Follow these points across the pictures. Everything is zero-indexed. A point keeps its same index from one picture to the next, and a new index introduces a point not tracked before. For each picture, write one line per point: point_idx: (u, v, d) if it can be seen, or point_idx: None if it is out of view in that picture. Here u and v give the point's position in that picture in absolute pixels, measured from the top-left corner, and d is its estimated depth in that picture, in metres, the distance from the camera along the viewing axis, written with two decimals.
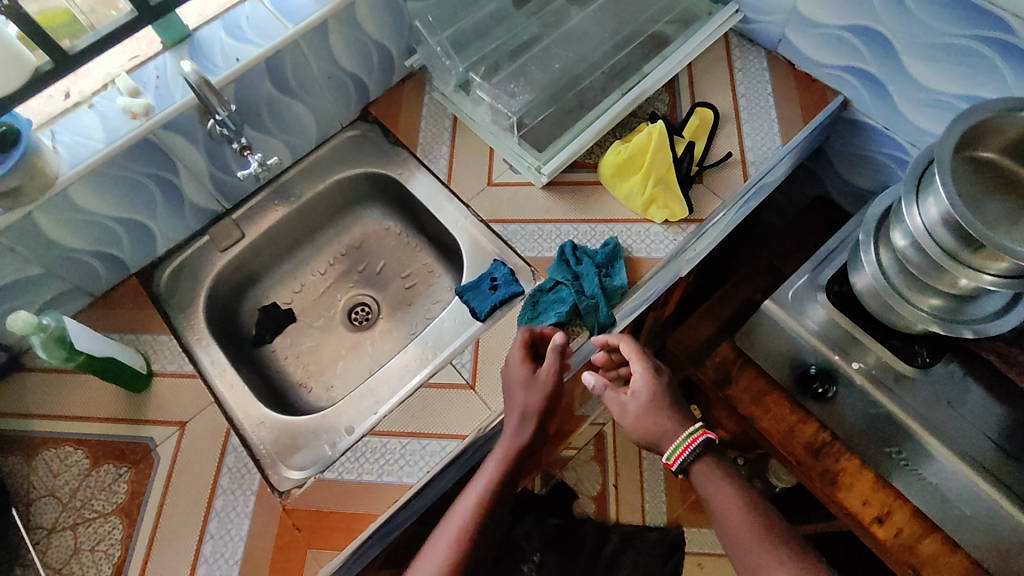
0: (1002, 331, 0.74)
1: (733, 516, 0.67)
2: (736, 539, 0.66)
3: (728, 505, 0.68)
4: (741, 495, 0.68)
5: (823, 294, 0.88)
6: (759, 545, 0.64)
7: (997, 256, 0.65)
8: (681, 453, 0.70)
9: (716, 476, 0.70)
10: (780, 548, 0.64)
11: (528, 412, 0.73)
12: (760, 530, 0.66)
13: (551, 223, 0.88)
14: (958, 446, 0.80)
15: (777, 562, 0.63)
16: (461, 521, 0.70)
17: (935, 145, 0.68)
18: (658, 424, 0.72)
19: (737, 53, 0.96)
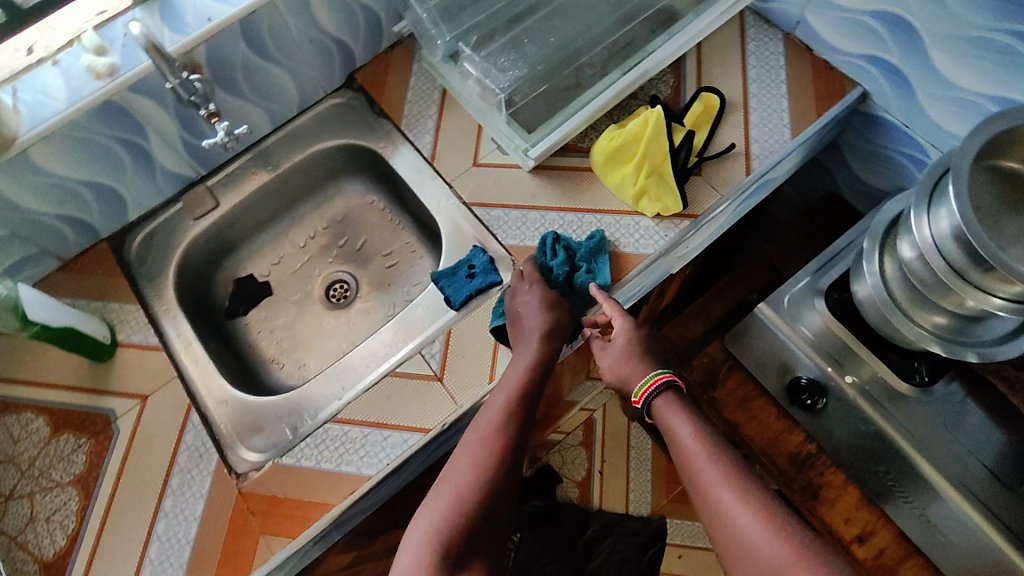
0: (1010, 356, 0.68)
1: (685, 441, 0.62)
2: (689, 467, 0.61)
3: (684, 437, 0.62)
4: (695, 420, 0.64)
5: (821, 299, 0.83)
6: (708, 465, 0.59)
7: (1009, 280, 0.59)
8: (646, 389, 0.67)
9: (674, 409, 0.65)
10: (732, 469, 0.59)
11: (545, 327, 0.72)
12: (718, 458, 0.60)
13: (536, 210, 0.83)
14: (948, 470, 0.75)
15: (726, 483, 0.58)
16: (489, 435, 0.62)
17: (953, 153, 0.62)
18: (629, 363, 0.70)
19: (751, 35, 0.89)
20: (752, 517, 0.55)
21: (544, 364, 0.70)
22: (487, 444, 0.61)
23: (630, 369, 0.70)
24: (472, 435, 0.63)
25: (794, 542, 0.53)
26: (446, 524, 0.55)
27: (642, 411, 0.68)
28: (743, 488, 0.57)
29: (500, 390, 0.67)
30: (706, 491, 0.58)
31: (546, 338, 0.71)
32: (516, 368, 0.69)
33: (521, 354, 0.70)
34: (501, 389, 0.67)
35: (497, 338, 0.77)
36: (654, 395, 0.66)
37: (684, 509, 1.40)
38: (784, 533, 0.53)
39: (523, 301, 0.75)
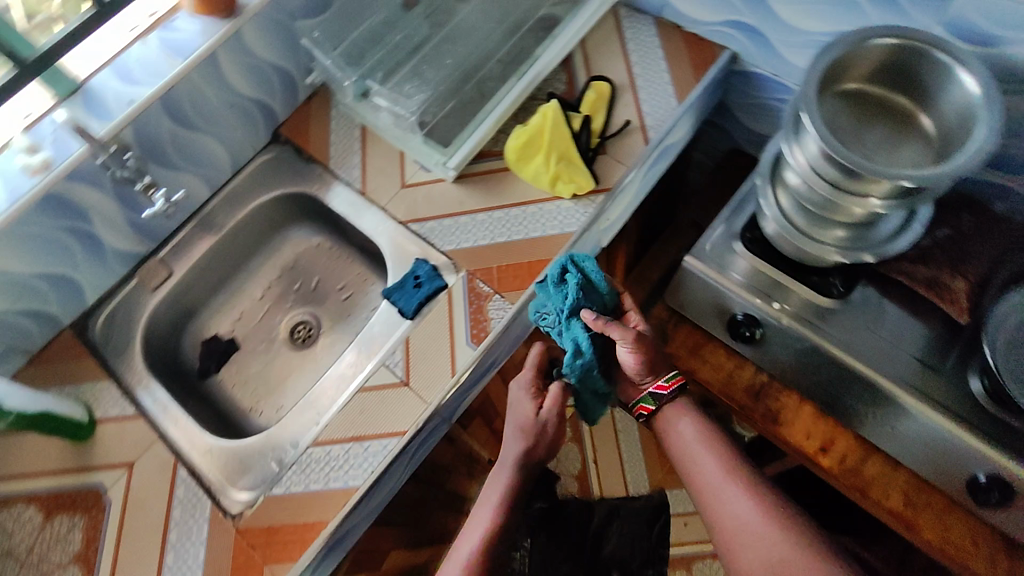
0: (901, 249, 0.77)
1: (691, 437, 0.75)
2: (696, 462, 0.74)
3: (693, 437, 0.75)
4: (699, 420, 0.76)
5: (738, 242, 0.89)
6: (715, 461, 0.73)
7: (875, 182, 0.67)
8: (674, 380, 0.75)
9: (683, 413, 0.77)
10: (732, 461, 0.73)
11: (523, 455, 0.74)
12: (721, 453, 0.74)
13: (466, 215, 0.89)
14: (891, 373, 0.78)
15: (730, 476, 0.72)
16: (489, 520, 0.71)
17: (800, 89, 0.71)
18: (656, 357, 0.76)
19: (627, 24, 0.99)
20: (747, 498, 0.70)
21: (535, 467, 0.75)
22: (480, 552, 0.69)
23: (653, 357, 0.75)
24: (483, 509, 0.72)
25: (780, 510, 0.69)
26: None
27: (667, 398, 0.76)
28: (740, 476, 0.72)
29: (488, 494, 0.74)
30: (714, 484, 0.72)
31: (524, 464, 0.74)
32: (493, 488, 0.74)
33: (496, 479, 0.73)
34: (493, 485, 0.74)
35: (452, 336, 0.82)
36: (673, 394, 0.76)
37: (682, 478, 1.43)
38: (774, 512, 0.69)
39: (515, 413, 0.78)
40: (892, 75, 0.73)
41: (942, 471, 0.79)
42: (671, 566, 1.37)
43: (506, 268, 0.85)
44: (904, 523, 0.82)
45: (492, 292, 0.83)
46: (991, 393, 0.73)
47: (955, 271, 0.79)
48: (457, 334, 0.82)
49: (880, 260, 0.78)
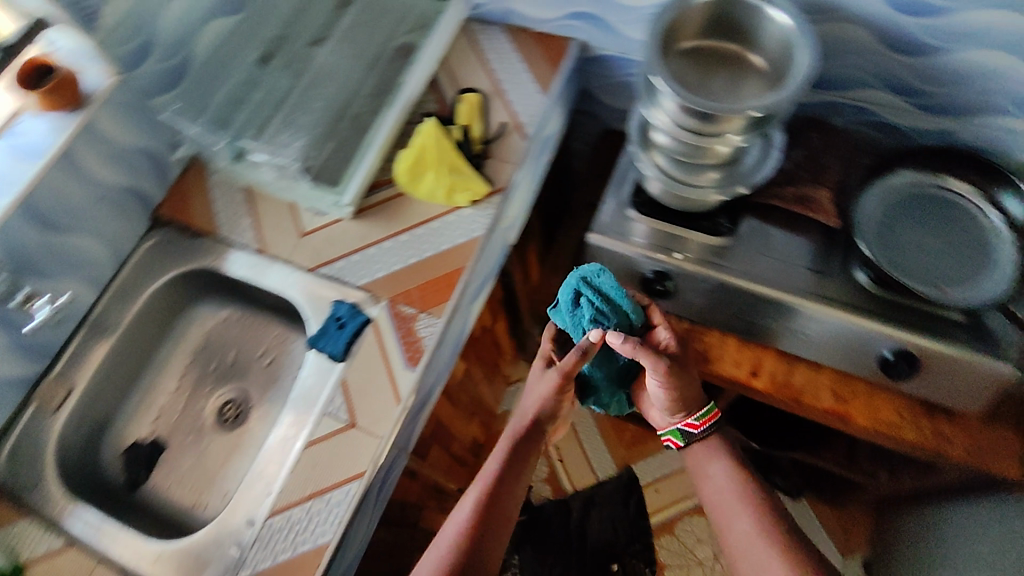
0: (764, 174, 0.86)
1: (721, 482, 0.81)
2: (723, 502, 0.80)
3: (724, 483, 0.81)
4: (729, 463, 0.82)
5: (631, 208, 0.95)
6: (739, 504, 0.78)
7: (728, 120, 0.75)
8: (706, 420, 0.82)
9: (715, 455, 0.83)
10: (762, 510, 0.77)
11: (534, 405, 0.81)
12: (749, 496, 0.79)
13: (373, 246, 0.89)
14: (791, 287, 0.86)
15: (756, 527, 0.76)
16: (486, 479, 0.76)
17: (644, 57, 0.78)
18: (685, 383, 0.81)
19: (481, 36, 1.05)
20: (765, 546, 0.73)
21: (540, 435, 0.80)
22: (472, 516, 0.73)
23: (681, 384, 0.80)
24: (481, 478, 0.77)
25: (791, 547, 0.73)
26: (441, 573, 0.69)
27: (695, 437, 0.84)
28: (766, 526, 0.76)
29: (495, 455, 0.79)
30: (732, 521, 0.78)
31: (535, 411, 0.81)
32: (504, 443, 0.80)
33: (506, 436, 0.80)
34: (492, 457, 0.79)
35: (388, 366, 0.81)
36: (705, 430, 0.83)
37: (642, 449, 1.46)
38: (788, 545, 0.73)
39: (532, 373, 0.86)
40: (715, 27, 0.81)
41: (856, 359, 0.87)
42: (654, 534, 1.38)
43: (426, 287, 0.85)
44: (840, 417, 0.89)
45: (418, 312, 0.83)
46: (876, 281, 0.81)
47: (815, 184, 0.90)
48: (393, 362, 0.81)
49: (751, 188, 0.87)
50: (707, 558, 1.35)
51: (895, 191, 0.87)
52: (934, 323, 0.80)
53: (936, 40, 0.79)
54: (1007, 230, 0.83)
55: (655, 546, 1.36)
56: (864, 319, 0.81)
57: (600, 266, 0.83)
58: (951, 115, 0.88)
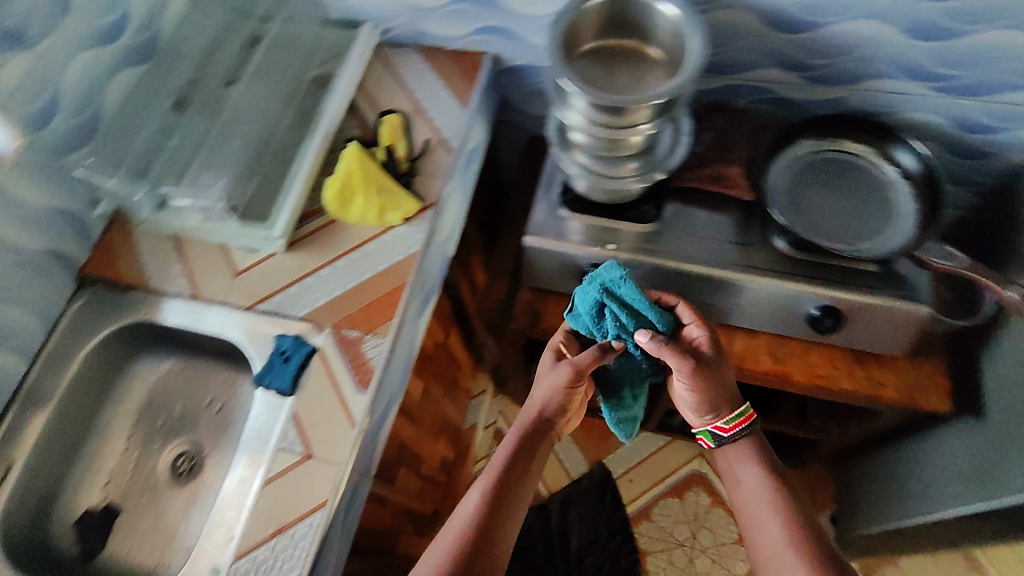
0: (676, 158, 0.92)
1: (752, 483, 0.78)
2: (751, 504, 0.77)
3: (754, 484, 0.78)
4: (761, 467, 0.79)
5: (562, 207, 0.99)
6: (768, 506, 0.75)
7: (638, 111, 0.80)
8: (736, 422, 0.82)
9: (746, 455, 0.81)
10: (789, 514, 0.74)
11: (543, 394, 0.83)
12: (779, 497, 0.76)
13: (310, 275, 0.88)
14: (718, 262, 0.92)
15: (788, 538, 0.72)
16: (493, 472, 0.77)
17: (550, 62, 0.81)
18: (713, 383, 0.81)
19: (394, 59, 1.06)
20: (793, 558, 0.70)
21: (547, 421, 0.83)
22: (477, 510, 0.73)
23: (708, 384, 0.81)
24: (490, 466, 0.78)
25: (817, 556, 0.70)
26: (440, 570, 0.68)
27: (726, 439, 0.83)
28: (798, 535, 0.72)
29: (503, 447, 0.80)
30: (760, 525, 0.75)
31: (544, 399, 0.83)
32: (513, 434, 0.81)
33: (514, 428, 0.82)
34: (501, 447, 0.80)
35: (338, 391, 0.80)
36: (738, 433, 0.82)
37: (610, 443, 1.48)
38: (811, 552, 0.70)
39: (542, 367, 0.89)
40: (612, 26, 0.86)
41: (785, 321, 0.94)
42: (632, 523, 1.41)
43: (368, 308, 0.85)
44: (778, 377, 0.96)
45: (363, 335, 0.83)
46: (793, 244, 0.89)
47: (725, 160, 0.97)
48: (343, 387, 0.80)
49: (667, 172, 0.93)
50: (686, 539, 1.39)
51: (801, 159, 0.95)
52: (855, 278, 0.88)
53: (816, 17, 0.86)
54: (905, 180, 0.92)
55: (634, 535, 1.39)
56: (789, 280, 0.89)
57: (620, 274, 0.84)
58: (839, 84, 0.95)
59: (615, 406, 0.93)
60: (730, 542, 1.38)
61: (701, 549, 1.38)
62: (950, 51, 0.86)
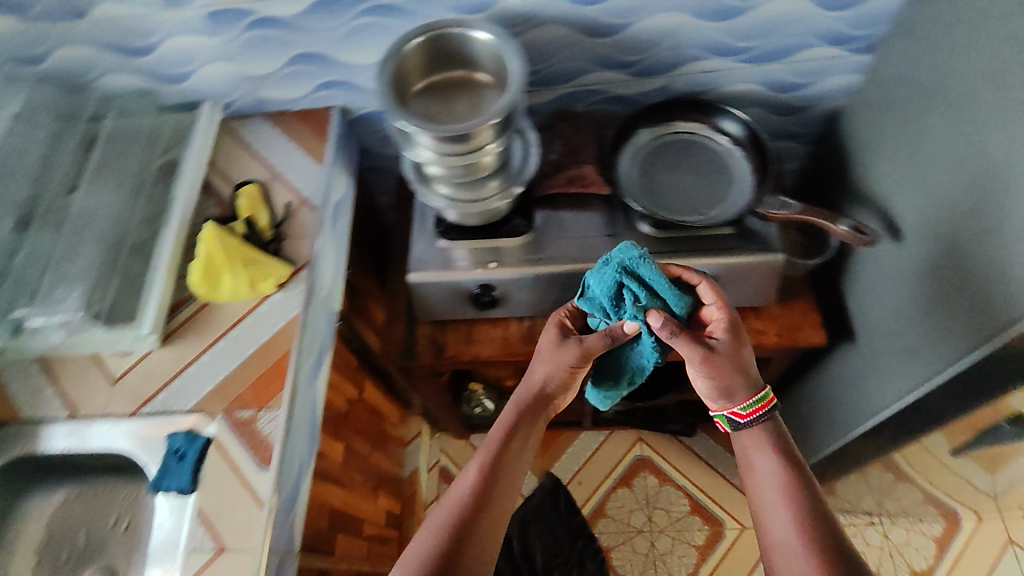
0: (531, 167, 0.97)
1: (766, 471, 0.81)
2: (762, 493, 0.80)
3: (767, 471, 0.81)
4: (779, 455, 0.82)
5: (439, 237, 1.00)
6: (780, 496, 0.78)
7: (480, 135, 0.83)
8: (751, 410, 0.84)
9: (762, 440, 0.83)
10: (799, 503, 0.77)
11: (539, 372, 0.89)
12: (791, 485, 0.79)
13: (191, 365, 0.86)
14: (593, 257, 0.98)
15: (798, 529, 0.75)
16: (490, 455, 0.83)
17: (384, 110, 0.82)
18: (726, 371, 0.83)
19: (244, 130, 1.05)
20: (799, 548, 0.73)
21: (545, 394, 0.89)
22: (472, 491, 0.79)
23: (724, 372, 0.83)
24: (489, 441, 0.84)
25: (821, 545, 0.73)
26: (428, 550, 0.74)
27: (739, 425, 0.85)
28: (805, 524, 0.75)
29: (499, 427, 0.87)
30: (770, 514, 0.78)
31: (537, 376, 0.89)
32: (509, 413, 0.88)
33: (509, 409, 0.88)
34: (498, 425, 0.87)
35: (240, 475, 0.78)
36: (756, 417, 0.84)
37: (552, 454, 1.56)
38: (814, 542, 0.73)
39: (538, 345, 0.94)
40: (436, 63, 0.89)
41: None
42: (590, 524, 1.49)
43: (257, 383, 0.83)
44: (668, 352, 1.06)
45: (256, 412, 0.81)
46: (656, 226, 0.97)
47: (577, 163, 1.04)
48: (244, 469, 0.78)
49: (527, 181, 0.97)
50: (643, 524, 1.48)
51: (645, 147, 1.05)
52: (715, 242, 0.98)
53: (619, 18, 0.93)
54: (735, 146, 1.02)
55: (597, 535, 1.47)
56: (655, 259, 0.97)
57: (639, 256, 0.84)
58: (660, 72, 1.04)
59: (608, 389, 1.01)
60: (682, 515, 1.48)
61: (658, 529, 1.47)
62: (741, 25, 0.96)
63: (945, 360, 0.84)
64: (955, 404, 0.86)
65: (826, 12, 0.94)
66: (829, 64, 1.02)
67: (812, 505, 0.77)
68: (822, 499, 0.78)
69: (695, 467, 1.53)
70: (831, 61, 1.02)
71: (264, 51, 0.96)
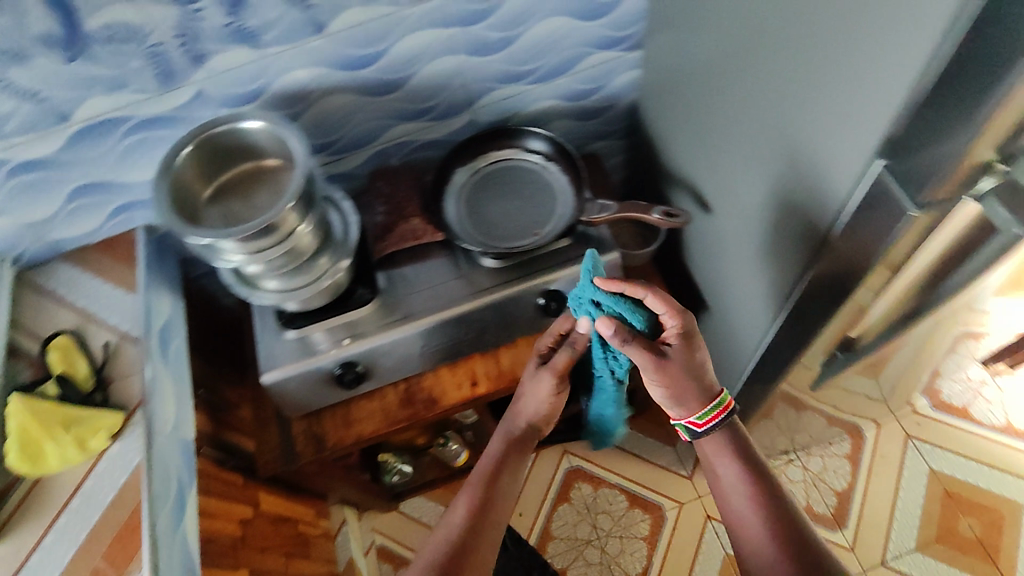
0: (354, 232, 0.95)
1: (732, 481, 0.84)
2: (732, 502, 0.84)
3: (732, 483, 0.84)
4: (739, 463, 0.85)
5: (284, 329, 0.96)
6: (749, 504, 0.82)
7: (281, 223, 0.81)
8: (710, 417, 0.83)
9: (721, 450, 0.85)
10: (767, 507, 0.81)
11: (524, 410, 0.90)
12: (755, 491, 0.83)
13: (34, 552, 0.76)
14: (445, 304, 0.98)
15: (769, 533, 0.80)
16: (476, 496, 0.84)
17: (174, 231, 0.78)
18: (677, 383, 0.80)
19: (41, 277, 0.96)
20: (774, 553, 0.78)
21: (530, 429, 0.90)
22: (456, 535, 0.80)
23: (676, 384, 0.80)
24: (478, 479, 0.85)
25: (792, 543, 0.78)
26: None
27: (700, 433, 0.85)
28: (775, 526, 0.80)
29: (484, 467, 0.88)
30: (742, 522, 0.83)
31: (520, 412, 0.90)
32: (494, 450, 0.89)
33: (495, 448, 0.89)
34: (484, 462, 0.88)
35: None
36: (716, 425, 0.84)
37: None
38: (787, 542, 0.78)
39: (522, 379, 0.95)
40: (217, 164, 0.86)
41: (521, 321, 1.04)
42: (541, 551, 1.48)
43: (117, 547, 0.76)
44: None
45: None
46: (495, 257, 0.98)
47: (405, 218, 1.02)
48: None
49: (354, 246, 0.95)
50: (590, 534, 1.49)
51: (466, 185, 1.06)
52: (555, 257, 1.00)
53: (398, 73, 0.95)
54: (548, 162, 1.06)
55: (549, 560, 1.46)
56: (502, 288, 0.98)
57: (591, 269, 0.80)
58: (459, 111, 1.06)
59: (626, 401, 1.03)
60: (624, 512, 1.51)
61: (605, 534, 1.49)
62: (516, 52, 1.00)
63: (779, 307, 0.90)
64: (795, 347, 0.92)
65: (587, 23, 1.00)
66: (608, 67, 1.09)
67: (777, 510, 0.81)
68: (782, 495, 0.83)
69: (622, 461, 1.57)
70: (611, 62, 1.09)
71: (35, 195, 0.89)
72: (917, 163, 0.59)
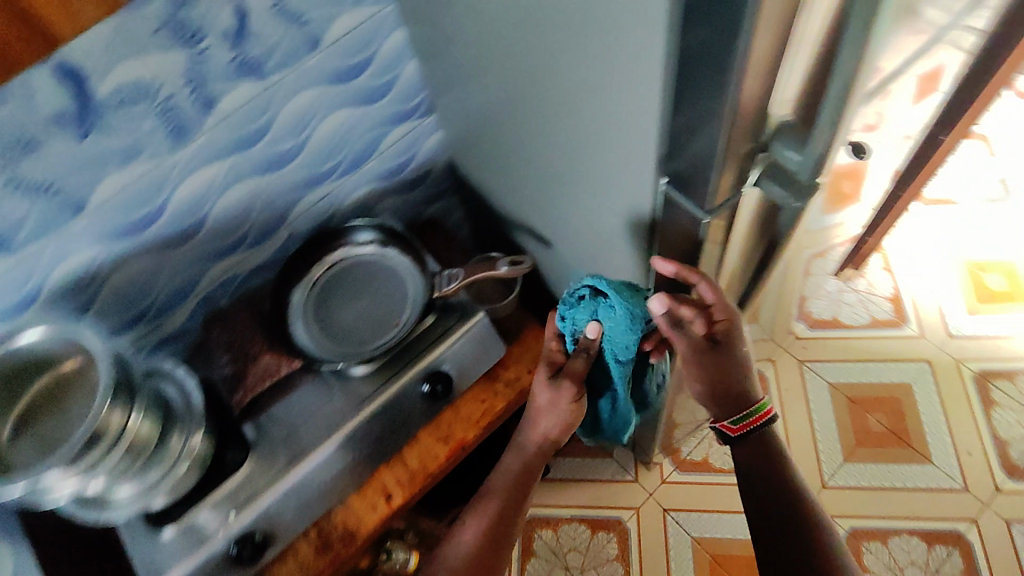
0: (197, 397, 0.88)
1: (754, 482, 0.82)
2: (754, 503, 0.82)
3: (754, 481, 0.82)
4: (766, 462, 0.82)
5: (159, 530, 0.85)
6: (770, 502, 0.80)
7: (104, 432, 0.72)
8: (740, 426, 0.82)
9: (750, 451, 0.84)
10: (790, 506, 0.79)
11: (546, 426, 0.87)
12: (777, 488, 0.81)
13: None
14: (329, 429, 0.92)
15: (789, 532, 0.78)
16: (490, 518, 0.84)
17: None
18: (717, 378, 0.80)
19: None
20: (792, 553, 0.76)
21: (548, 441, 0.88)
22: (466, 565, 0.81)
23: (713, 377, 0.80)
24: (491, 499, 0.86)
25: (811, 541, 0.76)
26: None
27: (732, 438, 0.84)
28: (795, 524, 0.78)
29: (498, 487, 0.87)
30: (764, 523, 0.80)
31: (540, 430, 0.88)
32: (508, 468, 0.88)
33: (509, 466, 0.88)
34: (498, 476, 0.88)
35: None
36: (755, 427, 0.83)
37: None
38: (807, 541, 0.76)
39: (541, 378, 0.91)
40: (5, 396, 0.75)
41: (411, 413, 0.96)
42: None
43: None
44: (460, 448, 0.96)
45: None
46: (368, 363, 0.95)
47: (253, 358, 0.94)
48: None
49: (202, 412, 0.87)
50: None
51: (307, 301, 1.00)
52: (427, 338, 0.98)
53: (190, 218, 0.88)
54: (384, 247, 1.03)
55: None
56: (385, 389, 0.94)
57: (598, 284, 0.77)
58: (274, 230, 1.01)
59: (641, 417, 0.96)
60: (589, 541, 1.49)
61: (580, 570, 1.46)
62: (310, 156, 0.97)
63: None
64: None
65: (370, 106, 0.99)
66: (409, 139, 1.09)
67: (798, 508, 0.79)
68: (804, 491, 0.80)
69: (569, 492, 1.55)
70: (411, 134, 1.08)
71: None
72: (690, 179, 0.64)
